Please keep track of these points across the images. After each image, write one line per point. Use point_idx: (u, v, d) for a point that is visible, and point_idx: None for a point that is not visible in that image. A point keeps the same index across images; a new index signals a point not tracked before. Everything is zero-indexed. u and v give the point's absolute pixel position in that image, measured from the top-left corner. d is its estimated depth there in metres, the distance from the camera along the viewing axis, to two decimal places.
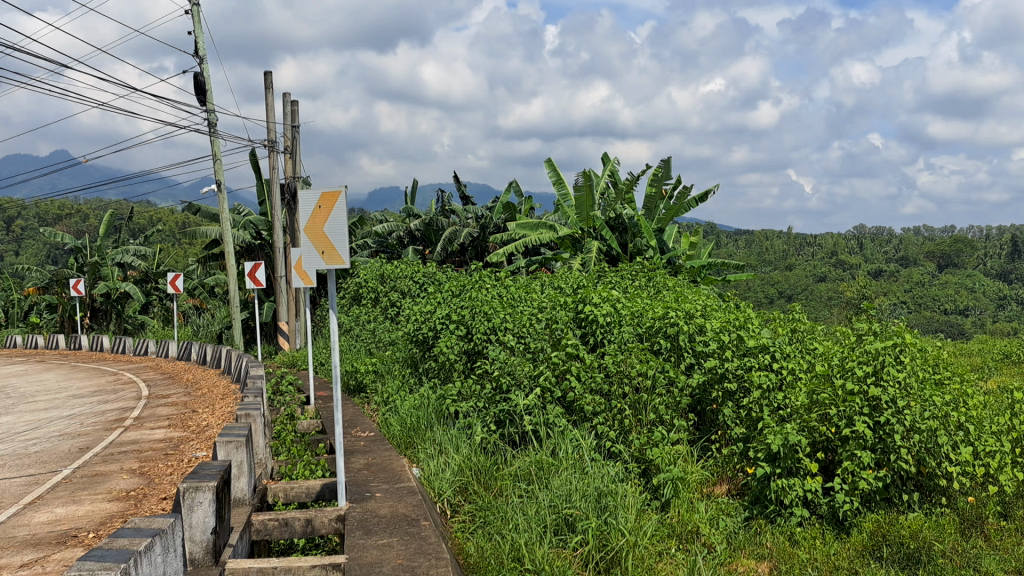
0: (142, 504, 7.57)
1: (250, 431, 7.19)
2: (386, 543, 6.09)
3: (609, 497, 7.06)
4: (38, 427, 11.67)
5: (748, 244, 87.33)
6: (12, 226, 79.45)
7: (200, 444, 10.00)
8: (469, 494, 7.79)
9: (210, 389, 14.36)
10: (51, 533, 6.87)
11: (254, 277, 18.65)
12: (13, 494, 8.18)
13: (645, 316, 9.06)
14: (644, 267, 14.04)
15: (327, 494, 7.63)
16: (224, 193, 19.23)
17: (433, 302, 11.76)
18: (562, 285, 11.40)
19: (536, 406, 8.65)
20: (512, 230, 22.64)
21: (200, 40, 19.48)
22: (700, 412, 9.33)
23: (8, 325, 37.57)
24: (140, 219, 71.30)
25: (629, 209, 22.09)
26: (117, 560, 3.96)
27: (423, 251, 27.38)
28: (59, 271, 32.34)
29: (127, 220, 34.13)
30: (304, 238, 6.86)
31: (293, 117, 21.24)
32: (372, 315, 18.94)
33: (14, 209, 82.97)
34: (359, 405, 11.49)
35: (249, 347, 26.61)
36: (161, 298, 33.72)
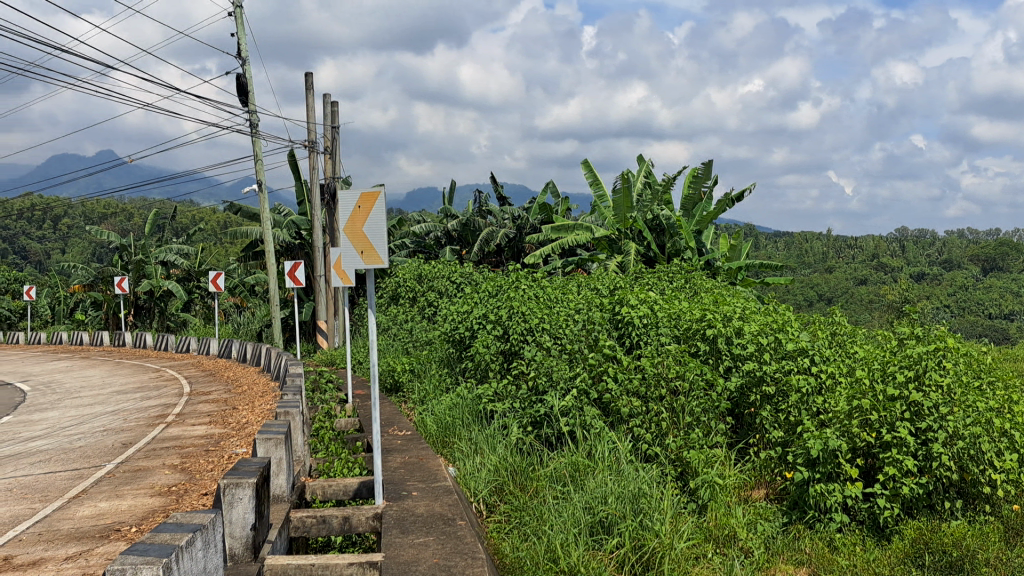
0: (183, 499, 7.68)
1: (288, 429, 7.27)
2: (423, 542, 6.11)
3: (644, 499, 7.03)
4: (83, 423, 11.90)
5: (786, 245, 86.54)
6: (59, 224, 81.42)
7: (240, 441, 10.12)
8: (506, 494, 7.78)
9: (251, 387, 14.54)
10: (95, 527, 7.00)
11: (294, 277, 18.83)
12: (59, 487, 8.35)
13: (683, 318, 9.00)
14: (683, 268, 13.95)
15: (364, 492, 7.69)
16: (264, 193, 19.42)
17: (470, 302, 11.80)
18: (599, 286, 11.39)
19: (572, 408, 8.64)
20: (549, 230, 22.64)
21: (242, 42, 19.71)
22: (738, 415, 9.22)
23: (55, 322, 38.43)
24: (182, 218, 72.49)
25: (667, 210, 22.00)
26: (159, 555, 4.02)
27: (459, 252, 27.47)
28: (103, 269, 32.94)
29: (171, 219, 34.67)
30: (343, 238, 6.92)
31: (333, 118, 21.41)
32: (410, 314, 19.04)
33: (61, 208, 84.98)
34: (397, 404, 11.56)
35: (288, 345, 26.90)
36: (202, 297, 34.24)
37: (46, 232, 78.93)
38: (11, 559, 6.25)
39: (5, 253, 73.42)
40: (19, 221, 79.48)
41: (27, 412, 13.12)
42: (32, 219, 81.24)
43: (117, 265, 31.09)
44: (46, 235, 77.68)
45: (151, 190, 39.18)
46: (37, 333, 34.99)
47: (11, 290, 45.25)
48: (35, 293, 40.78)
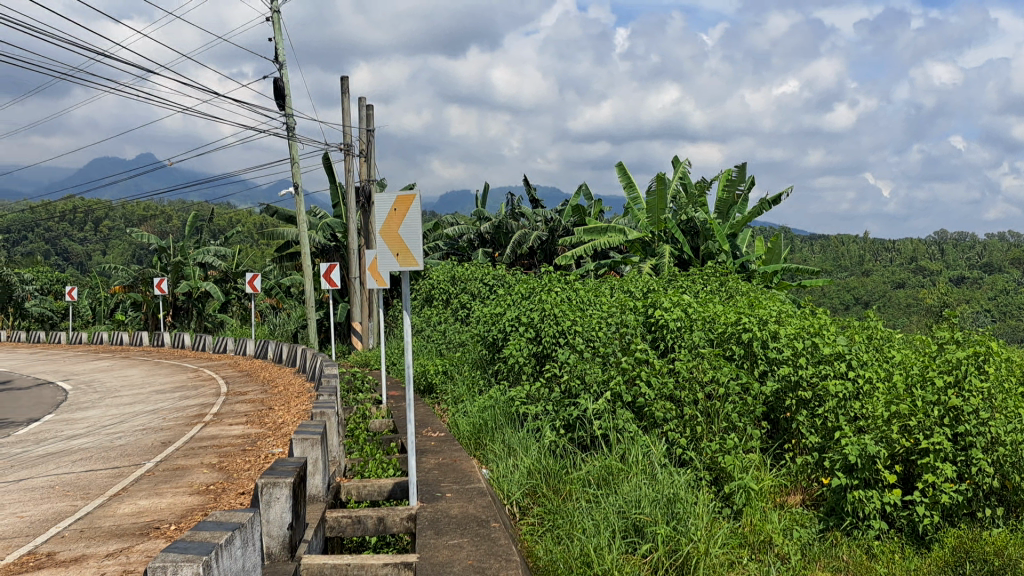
0: (221, 498, 7.77)
1: (324, 429, 7.32)
2: (457, 543, 6.14)
3: (678, 504, 7.02)
4: (124, 421, 12.09)
5: (821, 248, 85.80)
6: (100, 226, 82.87)
7: (277, 441, 10.20)
8: (539, 497, 7.78)
9: (287, 387, 14.66)
10: (135, 524, 7.10)
11: (329, 278, 18.97)
12: (100, 485, 8.50)
13: (717, 322, 8.93)
14: (719, 271, 13.86)
15: (399, 493, 7.74)
16: (300, 196, 19.59)
17: (502, 304, 11.80)
18: (632, 289, 11.35)
19: (605, 411, 8.61)
20: (581, 233, 22.62)
21: (280, 46, 19.92)
22: (773, 419, 9.13)
23: (97, 322, 39.07)
24: (220, 220, 73.48)
25: (702, 213, 21.89)
26: (199, 553, 4.07)
27: (492, 254, 27.52)
28: (143, 270, 33.37)
29: (209, 220, 35.08)
30: (378, 240, 6.98)
31: (368, 121, 21.55)
32: (443, 316, 19.11)
33: (103, 210, 86.51)
34: (430, 405, 11.63)
35: (324, 346, 27.12)
36: (239, 298, 34.61)
37: (87, 234, 80.48)
38: (55, 555, 6.38)
39: (48, 255, 75.04)
40: (61, 223, 81.13)
41: (69, 411, 13.37)
42: (73, 221, 82.82)
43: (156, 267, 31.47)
44: (87, 236, 79.27)
45: (189, 192, 39.72)
46: (79, 333, 35.64)
47: (54, 290, 46.18)
48: (76, 293, 41.56)
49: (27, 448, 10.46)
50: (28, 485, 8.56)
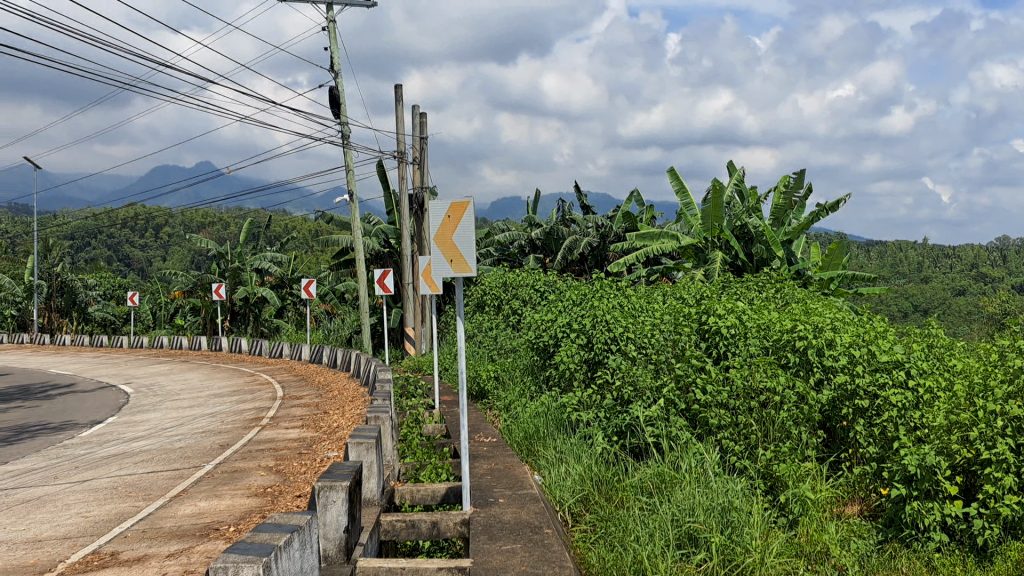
0: (279, 501, 7.88)
1: (379, 434, 7.39)
2: (510, 549, 6.14)
3: (734, 512, 6.92)
4: (183, 424, 12.33)
5: (878, 255, 84.32)
6: (160, 232, 84.86)
7: (332, 445, 10.31)
8: (591, 504, 7.72)
9: (342, 392, 14.83)
10: (195, 525, 7.25)
11: (382, 284, 19.12)
12: (161, 486, 8.69)
13: (772, 329, 8.75)
14: (772, 277, 13.74)
15: (452, 498, 7.77)
16: (355, 202, 19.80)
17: (554, 310, 11.78)
18: (684, 295, 11.31)
19: (658, 418, 8.53)
20: (633, 239, 22.53)
21: (336, 56, 20.20)
22: (829, 428, 8.99)
23: (157, 327, 39.99)
24: (276, 227, 74.70)
25: (756, 219, 21.70)
26: (260, 555, 4.13)
27: (543, 260, 27.53)
28: (202, 276, 34.12)
29: (266, 227, 35.70)
30: (433, 247, 7.04)
31: (421, 129, 21.73)
32: (495, 322, 19.16)
33: (163, 218, 88.66)
34: (482, 411, 11.67)
35: (377, 352, 27.38)
36: (295, 303, 35.13)
37: (148, 242, 82.62)
38: (118, 555, 6.52)
39: (110, 261, 77.26)
40: (123, 231, 83.43)
41: (131, 413, 13.68)
42: (134, 228, 85.01)
43: (215, 272, 32.13)
44: (148, 243, 81.44)
45: (246, 197, 40.35)
46: (141, 337, 36.47)
47: (116, 295, 47.38)
48: (138, 298, 42.54)
49: (90, 450, 10.74)
50: (92, 486, 8.79)
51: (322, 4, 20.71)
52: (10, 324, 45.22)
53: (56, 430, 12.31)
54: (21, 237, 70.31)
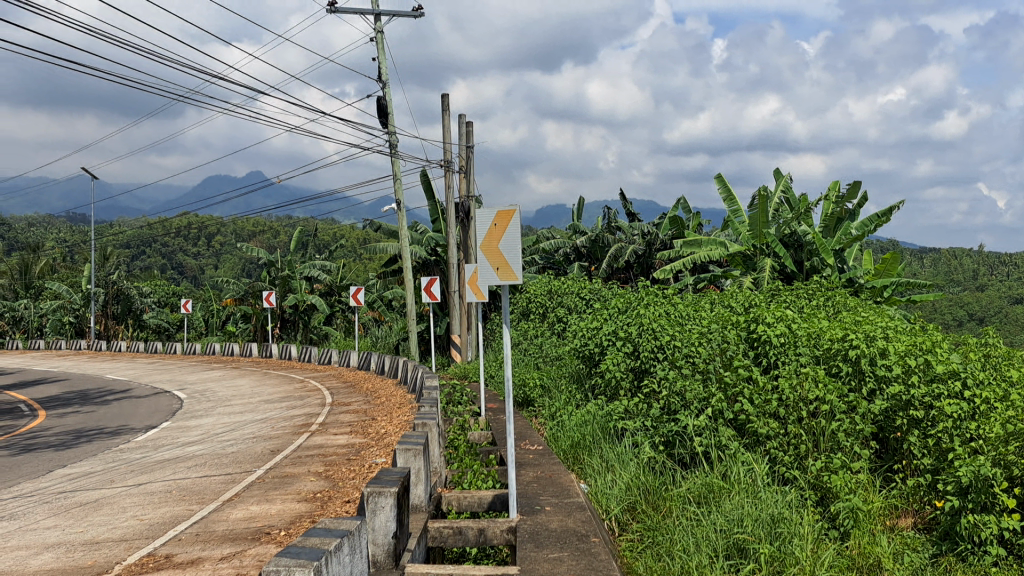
0: (328, 506, 7.98)
1: (426, 440, 7.45)
2: (557, 557, 6.14)
3: (783, 524, 6.81)
4: (235, 430, 12.53)
5: (932, 262, 82.61)
6: (212, 241, 86.44)
7: (380, 452, 10.37)
8: (638, 513, 7.67)
9: (389, 399, 14.96)
10: (247, 529, 7.37)
11: (429, 292, 19.21)
12: (214, 491, 8.84)
13: (823, 338, 8.63)
14: (822, 285, 13.54)
15: (499, 505, 7.77)
16: (402, 211, 19.95)
17: (599, 318, 11.76)
18: (732, 303, 11.21)
19: (706, 428, 8.44)
20: (680, 247, 22.39)
21: (383, 66, 20.42)
22: (882, 439, 8.82)
23: (210, 334, 40.71)
24: (324, 235, 75.78)
25: (806, 227, 21.43)
26: (310, 559, 4.19)
27: (588, 268, 27.48)
28: (253, 284, 34.65)
29: (315, 235, 36.19)
30: (479, 255, 7.08)
31: (467, 138, 21.86)
32: (540, 330, 19.17)
33: (215, 227, 90.37)
34: (528, 419, 11.68)
35: (424, 359, 27.56)
36: (343, 311, 35.51)
37: (201, 250, 84.44)
38: (173, 557, 6.66)
39: (164, 269, 78.92)
40: (177, 239, 85.24)
41: (185, 418, 13.97)
42: (188, 237, 86.89)
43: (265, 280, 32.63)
44: (200, 251, 83.15)
45: (295, 206, 40.93)
46: (195, 344, 37.17)
47: (170, 302, 48.40)
48: (191, 305, 43.38)
49: (145, 454, 10.98)
50: (147, 489, 8.99)
51: (370, 15, 20.96)
52: (68, 331, 46.51)
53: (113, 434, 12.61)
54: (80, 246, 72.40)
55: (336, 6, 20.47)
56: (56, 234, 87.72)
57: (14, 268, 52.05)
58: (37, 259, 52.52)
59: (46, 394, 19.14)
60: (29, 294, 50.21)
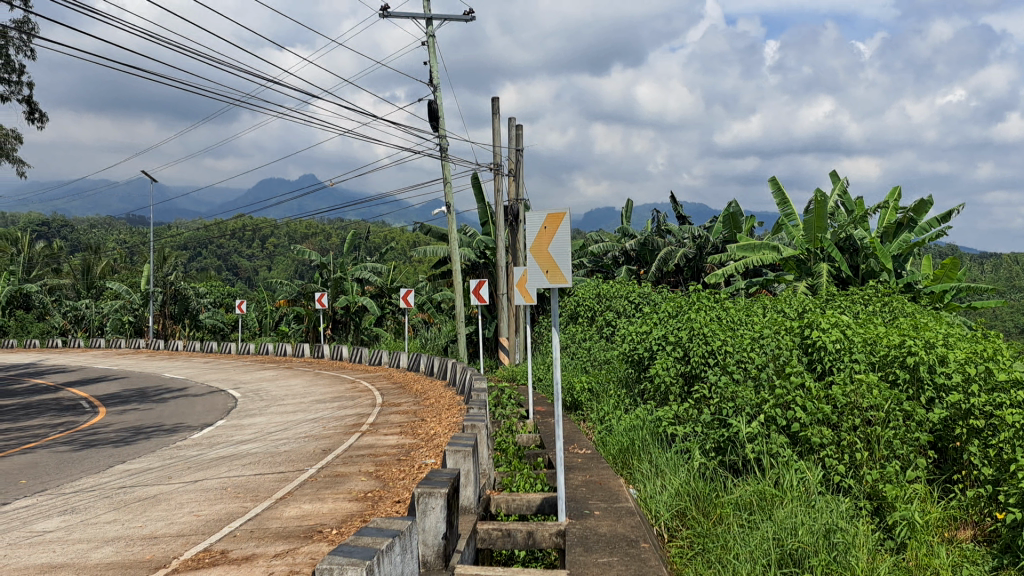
0: (379, 505, 8.05)
1: (476, 441, 7.48)
2: (606, 561, 6.12)
3: (838, 534, 6.68)
4: (288, 429, 12.72)
5: (994, 267, 80.63)
6: (266, 243, 88.04)
7: (429, 453, 10.44)
8: (688, 519, 7.60)
9: (438, 400, 15.06)
10: (300, 527, 7.47)
11: (478, 295, 19.26)
12: (267, 488, 8.99)
13: (879, 344, 8.45)
14: (878, 291, 13.31)
15: (547, 509, 7.75)
16: (452, 213, 20.05)
17: (648, 322, 11.70)
18: (785, 308, 11.06)
19: (759, 434, 8.33)
20: (732, 251, 22.14)
21: (435, 69, 20.57)
22: (941, 449, 8.61)
23: (263, 335, 41.45)
24: (375, 238, 76.70)
25: (862, 232, 21.05)
26: (363, 558, 4.24)
27: (637, 272, 27.37)
28: (306, 286, 35.18)
29: (367, 237, 36.61)
30: (530, 257, 7.08)
31: (517, 140, 21.92)
32: (588, 334, 19.12)
33: (268, 229, 91.95)
34: (576, 422, 11.68)
35: (472, 361, 27.69)
36: (393, 312, 35.86)
37: (255, 252, 86.19)
38: (228, 553, 6.77)
39: (219, 270, 80.63)
40: (231, 241, 86.98)
41: (240, 417, 14.25)
42: (243, 239, 88.64)
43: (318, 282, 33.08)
44: (255, 254, 84.99)
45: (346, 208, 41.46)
46: (249, 344, 37.89)
47: (226, 303, 49.40)
48: (245, 306, 44.18)
49: (202, 451, 11.21)
50: (203, 486, 9.17)
51: (422, 19, 21.12)
52: (128, 330, 47.77)
53: (170, 431, 12.88)
54: (139, 248, 74.33)
55: (389, 10, 20.66)
56: (116, 235, 90.19)
57: (77, 268, 53.71)
58: (98, 261, 53.98)
59: (107, 391, 19.70)
60: (90, 294, 51.68)
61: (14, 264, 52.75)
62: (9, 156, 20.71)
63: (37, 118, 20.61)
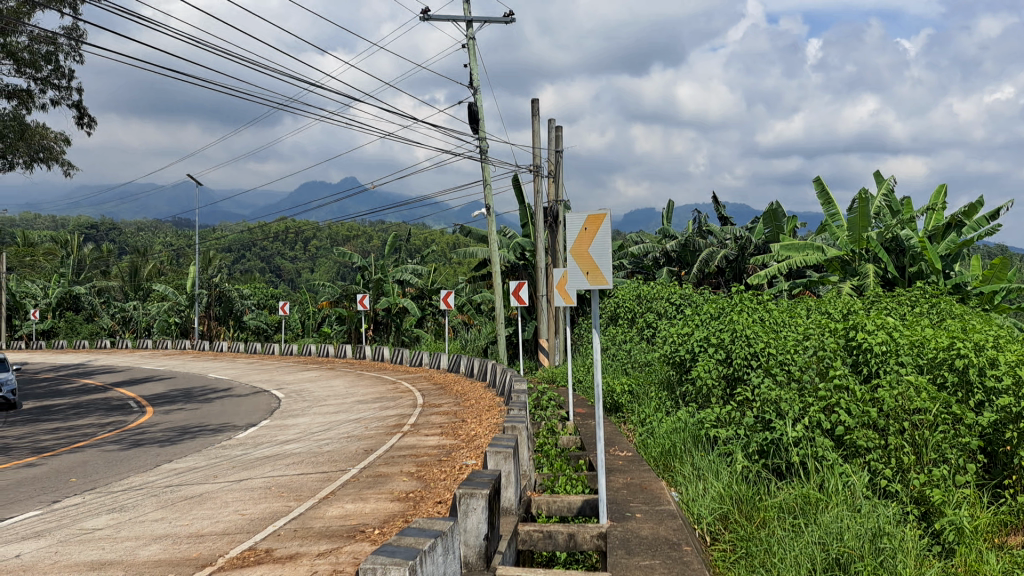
0: (421, 506, 8.09)
1: (516, 442, 7.48)
2: (649, 564, 6.08)
3: (885, 539, 6.56)
4: (330, 429, 12.85)
5: None
6: (308, 246, 89.12)
7: (469, 454, 10.48)
8: (731, 523, 7.51)
9: (478, 401, 15.12)
10: (343, 527, 7.53)
11: (518, 296, 19.26)
12: (310, 488, 9.08)
13: (926, 347, 8.29)
14: (926, 292, 13.09)
15: (588, 511, 7.71)
16: (492, 215, 20.10)
17: (690, 324, 11.60)
18: (830, 310, 10.93)
19: (803, 438, 8.23)
20: (775, 251, 21.90)
21: (475, 71, 20.65)
22: (991, 453, 8.42)
23: (306, 336, 41.96)
24: (416, 240, 77.27)
25: (909, 232, 20.73)
26: (406, 558, 4.26)
27: (678, 273, 27.21)
28: (348, 287, 35.51)
29: (407, 239, 36.88)
30: (570, 259, 7.06)
31: (557, 142, 21.89)
32: (629, 336, 19.03)
33: (311, 231, 93.12)
34: (617, 424, 11.64)
35: (512, 363, 27.73)
36: (434, 314, 36.03)
37: (298, 254, 87.57)
38: (272, 552, 6.85)
39: (263, 273, 81.84)
40: (275, 244, 88.21)
41: (283, 417, 14.42)
42: (286, 241, 89.87)
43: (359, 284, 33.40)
44: (298, 257, 86.20)
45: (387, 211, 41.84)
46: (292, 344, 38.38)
47: (270, 305, 50.06)
48: (288, 308, 44.79)
49: (246, 451, 11.38)
50: (248, 486, 9.30)
51: (462, 22, 21.19)
52: (174, 331, 48.64)
53: (215, 431, 13.10)
54: (185, 251, 75.72)
55: (430, 13, 20.78)
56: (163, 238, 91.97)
57: (125, 270, 54.86)
58: (146, 263, 55.09)
59: (154, 391, 20.09)
60: (138, 295, 52.79)
61: (65, 266, 54.05)
62: (59, 160, 21.19)
63: (86, 122, 21.04)
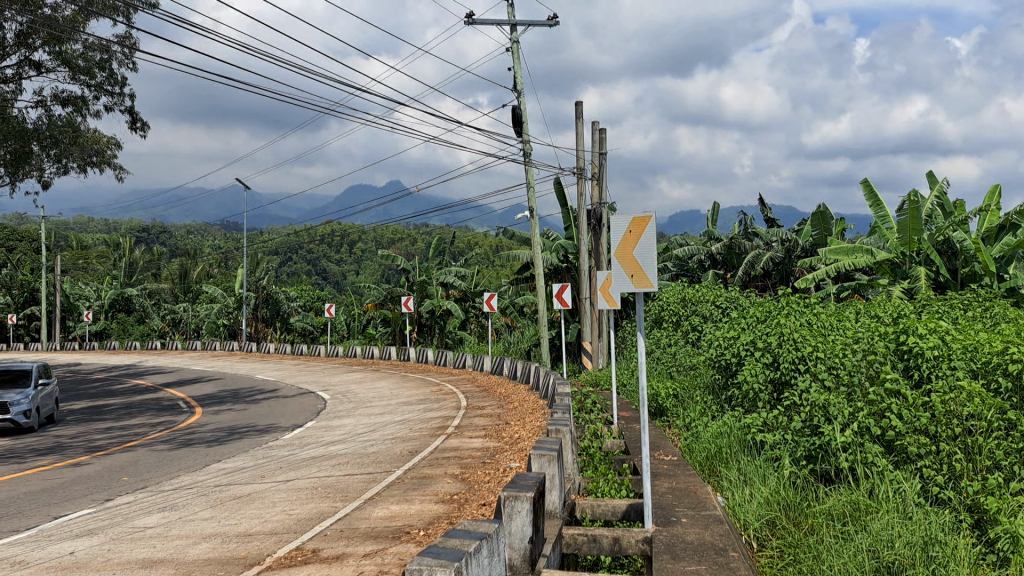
0: (465, 508, 8.11)
1: (561, 446, 7.46)
2: (695, 570, 6.02)
3: (937, 547, 6.41)
4: (375, 431, 12.95)
5: None
6: (353, 248, 90.06)
7: (513, 456, 10.49)
8: (778, 529, 7.40)
9: (522, 404, 15.14)
10: (388, 528, 7.59)
11: (561, 298, 19.18)
12: (356, 489, 9.16)
13: (980, 351, 8.09)
14: (979, 296, 12.78)
15: (632, 515, 7.66)
16: (536, 218, 20.11)
17: (736, 327, 11.49)
18: (879, 313, 10.75)
19: (852, 443, 8.09)
20: (823, 255, 21.37)
21: (518, 74, 20.69)
22: None
23: (352, 338, 42.38)
24: (461, 243, 77.66)
25: (961, 233, 20.41)
26: (451, 559, 4.27)
27: (723, 276, 26.99)
28: (392, 290, 35.79)
29: (451, 243, 37.08)
30: (614, 261, 7.02)
31: (600, 145, 21.84)
32: (673, 339, 18.90)
33: (356, 234, 94.02)
34: (661, 428, 11.57)
35: (555, 365, 27.72)
36: (478, 317, 36.15)
37: (343, 257, 88.59)
38: (319, 552, 6.92)
39: (308, 275, 82.89)
40: (320, 247, 89.26)
41: (330, 418, 14.58)
42: (331, 244, 90.83)
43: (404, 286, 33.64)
44: (344, 259, 87.19)
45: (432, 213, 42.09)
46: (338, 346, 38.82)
47: (316, 307, 50.66)
48: (334, 310, 45.30)
49: (293, 451, 11.52)
50: (294, 486, 9.42)
51: (506, 25, 21.25)
52: (223, 332, 49.49)
53: (262, 431, 13.28)
54: (233, 253, 77.01)
55: (473, 17, 20.89)
56: (211, 241, 93.63)
57: (176, 273, 55.94)
58: (196, 266, 56.12)
59: (203, 392, 20.45)
60: (188, 297, 53.80)
61: (118, 269, 55.31)
62: (112, 163, 21.68)
63: (139, 127, 21.51)
